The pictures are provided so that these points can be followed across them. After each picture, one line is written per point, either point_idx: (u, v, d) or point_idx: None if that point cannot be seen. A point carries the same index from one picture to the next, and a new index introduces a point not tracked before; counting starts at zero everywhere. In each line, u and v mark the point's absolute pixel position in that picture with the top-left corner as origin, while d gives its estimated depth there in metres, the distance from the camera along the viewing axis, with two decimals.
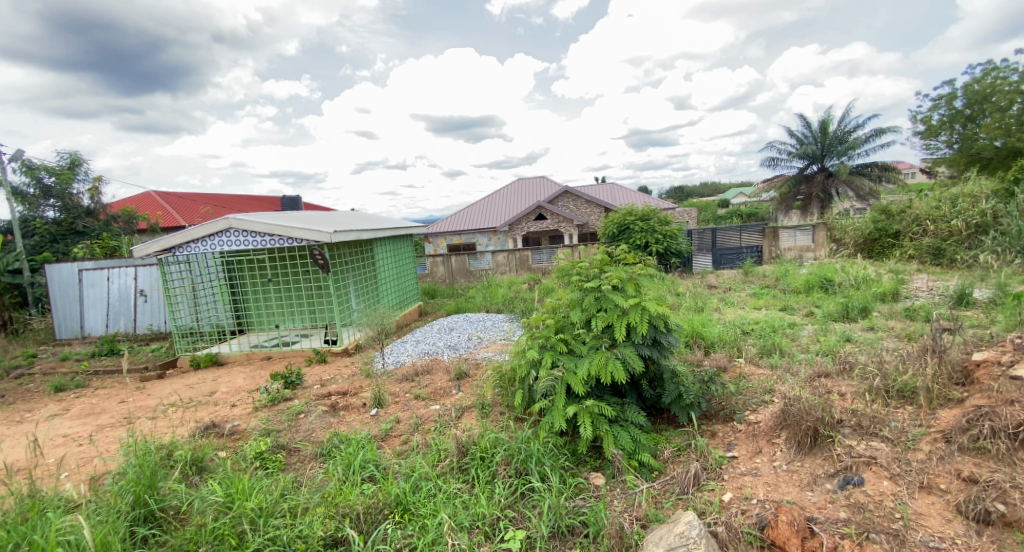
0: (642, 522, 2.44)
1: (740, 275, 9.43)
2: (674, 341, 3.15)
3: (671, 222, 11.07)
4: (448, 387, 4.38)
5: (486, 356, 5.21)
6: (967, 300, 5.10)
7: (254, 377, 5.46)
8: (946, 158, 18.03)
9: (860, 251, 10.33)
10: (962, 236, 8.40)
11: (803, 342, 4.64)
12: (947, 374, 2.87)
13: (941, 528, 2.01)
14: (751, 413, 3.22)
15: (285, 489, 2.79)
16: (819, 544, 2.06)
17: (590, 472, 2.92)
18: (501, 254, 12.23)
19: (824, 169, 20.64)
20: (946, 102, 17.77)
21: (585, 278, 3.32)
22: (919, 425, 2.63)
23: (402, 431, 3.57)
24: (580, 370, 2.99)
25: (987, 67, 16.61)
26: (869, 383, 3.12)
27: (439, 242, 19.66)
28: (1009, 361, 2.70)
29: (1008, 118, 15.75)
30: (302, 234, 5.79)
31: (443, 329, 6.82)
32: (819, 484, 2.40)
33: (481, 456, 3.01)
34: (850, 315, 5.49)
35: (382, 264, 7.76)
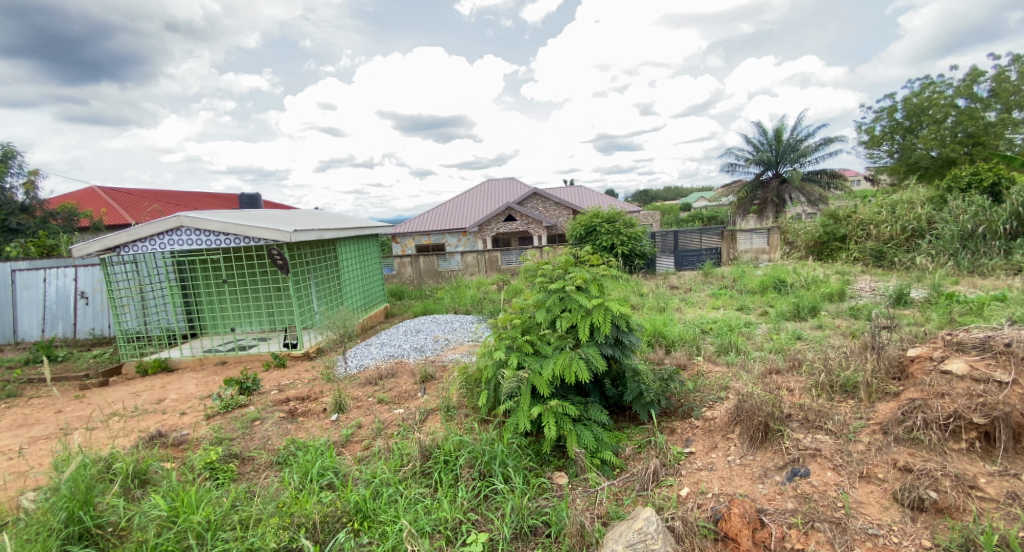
0: (603, 519, 2.46)
1: (702, 276, 9.76)
2: (636, 340, 3.21)
3: (635, 224, 11.32)
4: (413, 390, 4.31)
5: (453, 358, 5.16)
6: (905, 300, 5.43)
7: (207, 383, 5.22)
8: (887, 166, 19.21)
9: (811, 253, 10.85)
10: (900, 240, 8.96)
11: (758, 341, 4.81)
12: (885, 370, 3.05)
13: (879, 515, 2.12)
14: (709, 409, 3.31)
15: (237, 500, 2.67)
16: (768, 535, 2.14)
17: (554, 471, 2.93)
18: (469, 255, 12.17)
19: (779, 175, 21.57)
20: (888, 115, 18.95)
21: (551, 279, 3.33)
22: (860, 418, 2.78)
23: (363, 436, 3.48)
24: (545, 371, 3.00)
25: (925, 82, 17.77)
26: (815, 379, 3.27)
27: (407, 242, 19.39)
28: (940, 355, 2.88)
29: (943, 130, 16.95)
30: (258, 234, 5.57)
31: (408, 331, 6.72)
32: (769, 477, 2.50)
33: (445, 459, 2.97)
34: (801, 315, 5.75)
35: (346, 264, 7.56)
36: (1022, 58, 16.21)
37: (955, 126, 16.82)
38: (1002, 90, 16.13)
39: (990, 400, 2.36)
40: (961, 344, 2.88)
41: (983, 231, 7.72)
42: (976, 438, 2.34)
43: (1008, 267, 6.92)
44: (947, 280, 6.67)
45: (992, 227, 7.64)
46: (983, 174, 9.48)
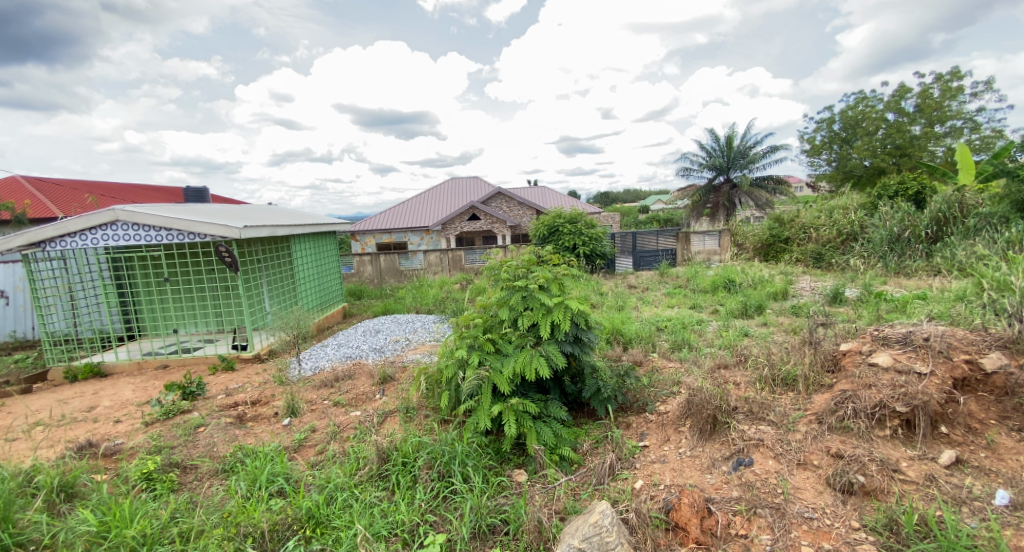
0: (561, 515, 2.49)
1: (658, 276, 10.06)
2: (595, 337, 3.29)
3: (596, 225, 11.54)
4: (372, 392, 4.22)
5: (413, 358, 5.07)
6: (840, 298, 5.81)
7: (146, 388, 4.91)
8: (825, 174, 20.47)
9: (757, 254, 11.41)
10: (837, 243, 9.60)
11: (709, 337, 5.02)
12: (820, 363, 3.25)
13: (814, 500, 2.26)
14: (662, 404, 3.43)
15: (177, 512, 2.53)
16: (715, 522, 2.23)
17: (514, 469, 2.95)
18: (432, 254, 12.03)
19: (730, 180, 22.55)
20: (827, 126, 20.19)
21: (513, 277, 3.34)
22: (798, 409, 2.95)
23: (317, 441, 3.37)
24: (506, 369, 3.01)
25: (859, 96, 19.03)
26: (759, 373, 3.44)
27: (367, 240, 18.97)
28: (868, 349, 3.10)
29: (874, 141, 18.23)
30: (204, 229, 5.29)
31: (367, 331, 6.56)
32: (716, 467, 2.61)
33: (403, 461, 2.93)
34: (748, 312, 6.04)
35: (301, 263, 7.30)
36: (942, 78, 17.68)
37: (885, 139, 18.15)
38: (926, 106, 17.51)
39: (911, 390, 2.56)
40: (887, 338, 3.11)
41: (908, 235, 8.36)
42: (898, 425, 2.53)
43: (928, 268, 7.53)
44: (876, 280, 7.20)
45: (915, 231, 8.29)
46: (908, 183, 10.25)
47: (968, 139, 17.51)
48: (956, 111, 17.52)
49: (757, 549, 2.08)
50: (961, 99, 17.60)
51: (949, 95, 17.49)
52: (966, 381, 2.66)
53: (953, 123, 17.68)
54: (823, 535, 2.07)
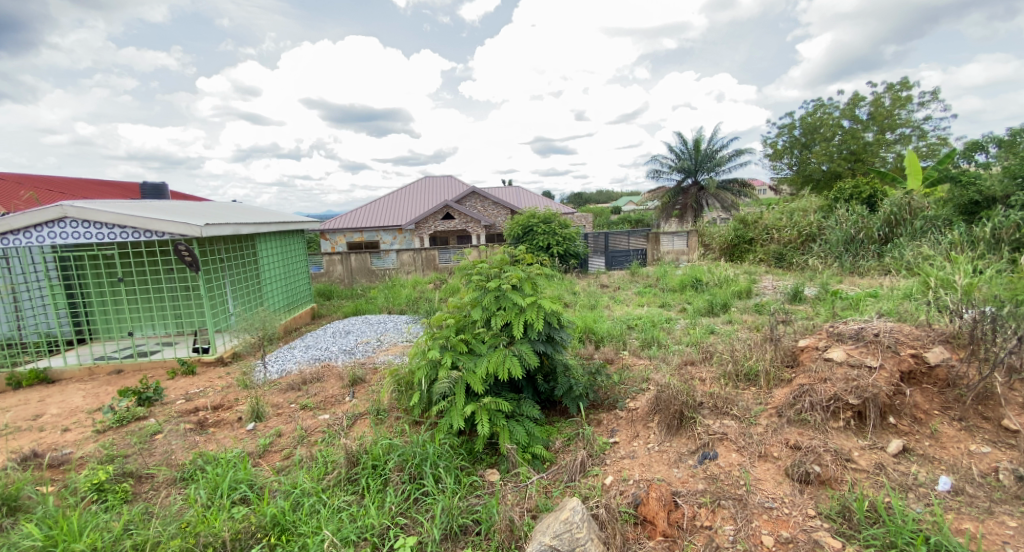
0: (533, 513, 2.51)
1: (629, 276, 10.20)
2: (567, 336, 3.33)
3: (569, 225, 11.64)
4: (341, 395, 4.13)
5: (385, 360, 5.00)
6: (800, 297, 6.04)
7: (97, 394, 4.67)
8: (786, 177, 21.26)
9: (723, 255, 11.74)
10: (797, 243, 10.01)
11: (677, 335, 5.14)
12: (780, 358, 3.39)
13: (774, 490, 2.35)
14: (632, 400, 3.49)
15: (131, 523, 2.42)
16: (682, 515, 2.30)
17: (486, 468, 2.94)
18: (405, 254, 11.90)
19: (697, 182, 23.14)
20: (788, 131, 20.97)
21: (486, 278, 3.34)
22: (760, 403, 3.06)
23: (284, 445, 3.29)
24: (479, 369, 3.00)
25: (818, 104, 19.84)
26: (724, 369, 3.56)
27: (338, 239, 18.61)
28: (824, 345, 3.25)
29: (831, 147, 19.06)
30: (162, 227, 5.07)
31: (337, 333, 6.42)
32: (683, 461, 2.69)
33: (373, 465, 2.89)
34: (714, 311, 6.21)
35: (268, 262, 7.09)
36: (893, 88, 18.63)
37: (841, 144, 18.98)
38: (878, 114, 18.40)
39: (863, 383, 2.69)
40: (841, 334, 3.26)
41: (862, 236, 8.80)
42: (851, 417, 2.66)
43: (880, 268, 7.92)
44: (834, 279, 7.53)
45: (868, 233, 8.72)
46: (862, 187, 10.75)
47: (916, 146, 18.51)
48: (905, 119, 18.50)
49: (721, 540, 2.14)
50: (909, 107, 18.58)
51: (899, 104, 18.43)
52: (913, 374, 2.81)
53: (903, 130, 18.64)
54: (782, 523, 2.16)
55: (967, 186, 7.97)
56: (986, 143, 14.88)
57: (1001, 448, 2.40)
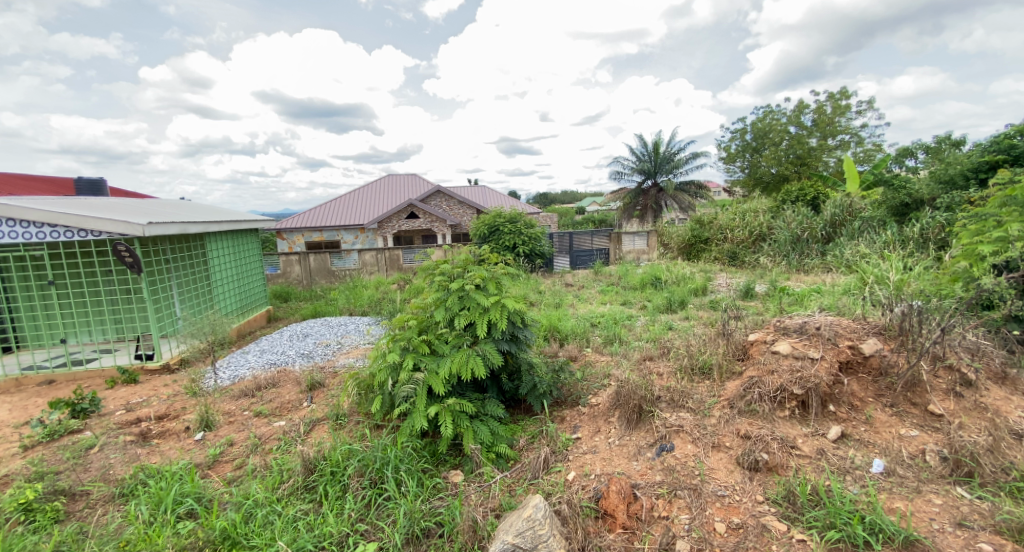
0: (496, 512, 2.51)
1: (592, 275, 10.29)
2: (531, 335, 3.35)
3: (534, 225, 11.71)
4: (299, 400, 4.00)
5: (345, 363, 4.87)
6: (751, 293, 6.33)
7: (25, 407, 4.34)
8: (739, 180, 22.16)
9: (681, 254, 12.12)
10: (748, 243, 10.48)
11: (637, 331, 5.28)
12: (731, 353, 3.53)
13: (726, 478, 2.45)
14: (594, 396, 3.56)
15: (61, 546, 2.28)
16: (640, 507, 2.36)
17: (450, 470, 2.92)
18: (367, 254, 11.66)
19: (657, 184, 23.79)
20: (740, 136, 21.87)
21: (449, 278, 3.32)
22: (713, 396, 3.18)
23: (236, 455, 3.15)
24: (442, 370, 2.98)
25: (767, 110, 20.78)
26: (680, 363, 3.69)
27: (296, 238, 18.05)
28: (771, 339, 3.41)
29: (780, 151, 20.02)
30: (100, 226, 4.77)
31: (295, 336, 6.21)
32: (642, 454, 2.76)
33: (332, 471, 2.81)
34: (672, 308, 6.41)
35: (219, 263, 6.78)
36: (833, 96, 19.77)
37: (788, 149, 19.98)
38: (821, 121, 19.47)
39: (805, 374, 2.85)
40: (787, 328, 3.42)
41: (807, 236, 9.30)
42: (796, 406, 2.81)
43: (823, 265, 8.39)
44: (782, 276, 7.92)
45: (812, 233, 9.23)
46: (807, 189, 11.34)
47: (855, 152, 19.71)
48: (844, 126, 19.68)
49: (677, 529, 2.22)
50: (848, 115, 19.78)
51: (839, 112, 19.58)
52: (850, 364, 2.99)
53: (843, 137, 19.82)
54: (733, 510, 2.26)
55: (898, 189, 8.59)
56: (915, 149, 16.04)
57: (927, 431, 2.60)
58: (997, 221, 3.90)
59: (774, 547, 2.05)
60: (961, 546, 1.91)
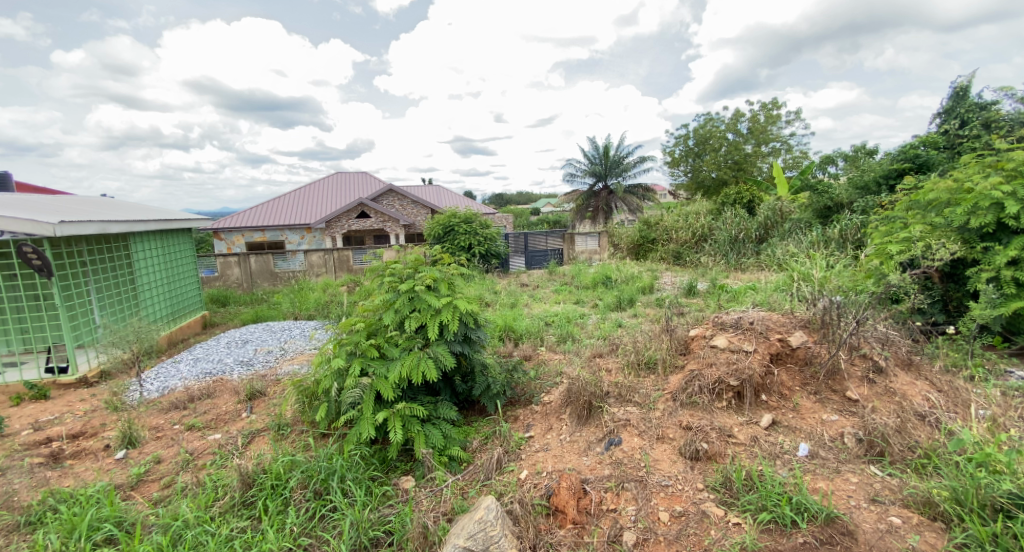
0: (448, 516, 2.48)
1: (546, 275, 10.39)
2: (484, 335, 3.34)
3: (490, 226, 11.71)
4: (236, 411, 3.79)
5: (289, 370, 4.66)
6: (694, 291, 6.64)
7: None
8: (683, 184, 23.16)
9: (630, 254, 12.51)
10: (691, 243, 10.97)
11: (589, 329, 5.40)
12: (674, 348, 3.69)
13: (669, 468, 2.55)
14: (547, 394, 3.60)
15: None
16: (590, 501, 2.42)
17: (400, 476, 2.86)
18: (314, 254, 11.24)
19: (607, 186, 24.45)
20: (683, 142, 22.85)
21: (400, 279, 3.26)
22: (658, 389, 3.31)
23: (163, 473, 2.95)
24: (391, 374, 2.91)
25: (707, 117, 21.85)
26: (628, 358, 3.81)
27: (235, 239, 17.14)
28: (710, 334, 3.58)
29: (719, 157, 21.08)
30: (4, 225, 4.32)
31: (233, 342, 5.88)
32: (592, 449, 2.83)
33: (272, 484, 2.68)
34: (622, 305, 6.61)
35: (145, 266, 6.29)
36: (766, 106, 21.08)
37: (727, 155, 21.14)
38: (755, 129, 20.71)
39: (740, 366, 3.02)
40: (723, 323, 3.61)
41: (743, 237, 9.88)
42: (732, 397, 2.97)
43: (757, 264, 8.92)
44: (722, 275, 8.36)
45: (748, 233, 9.82)
46: (743, 193, 12.03)
47: (785, 159, 21.11)
48: (776, 135, 21.03)
49: (624, 520, 2.29)
50: (779, 124, 21.16)
51: (771, 121, 20.89)
52: (780, 355, 3.19)
53: (774, 144, 21.19)
54: (676, 499, 2.35)
55: (822, 193, 9.30)
56: (835, 157, 17.41)
57: (845, 415, 2.82)
58: (903, 223, 4.32)
59: (712, 531, 2.15)
60: (875, 520, 2.08)
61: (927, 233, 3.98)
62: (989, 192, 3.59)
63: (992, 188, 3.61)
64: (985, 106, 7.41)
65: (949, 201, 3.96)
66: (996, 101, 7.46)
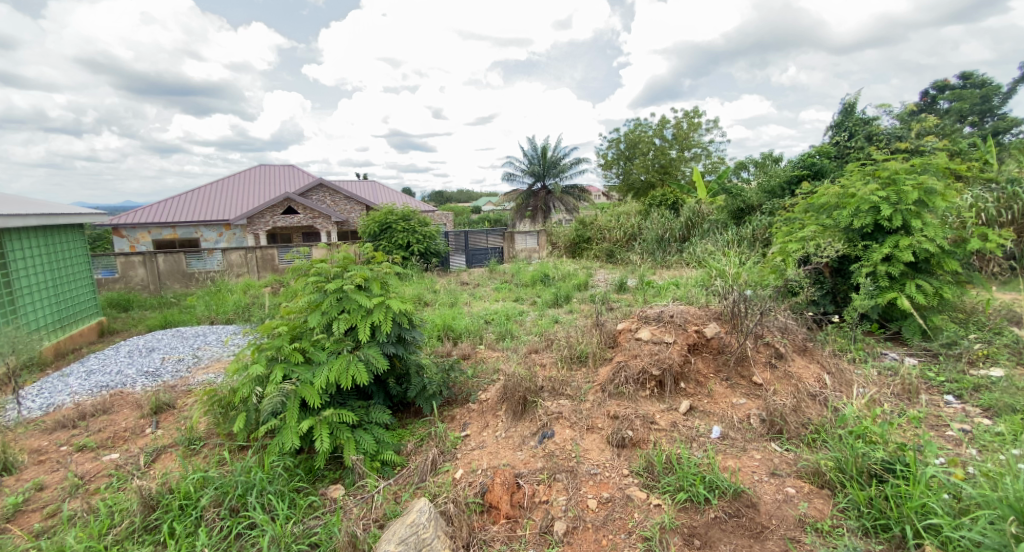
0: (379, 522, 2.42)
1: (487, 274, 10.33)
2: (418, 336, 3.28)
3: (428, 223, 11.52)
4: (139, 427, 3.46)
5: (202, 379, 4.31)
6: (624, 287, 6.96)
7: None
8: (615, 186, 24.12)
9: (567, 252, 12.83)
10: (622, 242, 11.46)
11: (527, 326, 5.48)
12: (603, 341, 3.85)
13: (598, 457, 2.66)
14: (483, 393, 3.62)
15: None
16: (523, 495, 2.47)
17: (328, 486, 2.75)
18: (233, 254, 10.49)
19: (545, 187, 24.92)
20: (615, 145, 23.79)
21: (327, 279, 3.13)
22: (589, 381, 3.43)
23: (47, 501, 2.63)
24: (318, 380, 2.78)
25: (636, 122, 22.90)
26: (562, 353, 3.92)
27: (140, 236, 15.67)
28: (635, 327, 3.77)
29: (646, 161, 22.19)
30: None
31: (136, 351, 5.34)
32: (526, 443, 2.88)
33: (181, 505, 2.48)
34: (558, 302, 6.77)
35: (25, 268, 5.55)
36: (689, 114, 22.46)
37: (654, 159, 22.30)
38: (678, 135, 21.99)
39: (662, 356, 3.21)
40: (647, 317, 3.82)
41: (668, 236, 10.48)
42: (654, 386, 3.15)
43: (681, 261, 9.51)
44: (649, 271, 8.82)
45: (672, 233, 10.43)
46: (669, 195, 12.74)
47: (705, 164, 22.60)
48: (697, 141, 22.47)
49: (555, 511, 2.35)
50: (699, 132, 22.63)
51: (693, 128, 22.28)
52: (696, 346, 3.42)
53: (695, 150, 22.64)
54: (603, 485, 2.46)
55: (736, 196, 10.09)
56: (747, 164, 18.93)
57: (751, 398, 3.08)
58: (801, 224, 4.79)
59: (635, 514, 2.27)
60: (774, 491, 2.30)
61: (819, 233, 4.44)
62: (868, 197, 4.07)
63: (870, 194, 4.09)
64: (869, 121, 8.38)
65: (837, 204, 4.43)
66: (876, 117, 8.45)
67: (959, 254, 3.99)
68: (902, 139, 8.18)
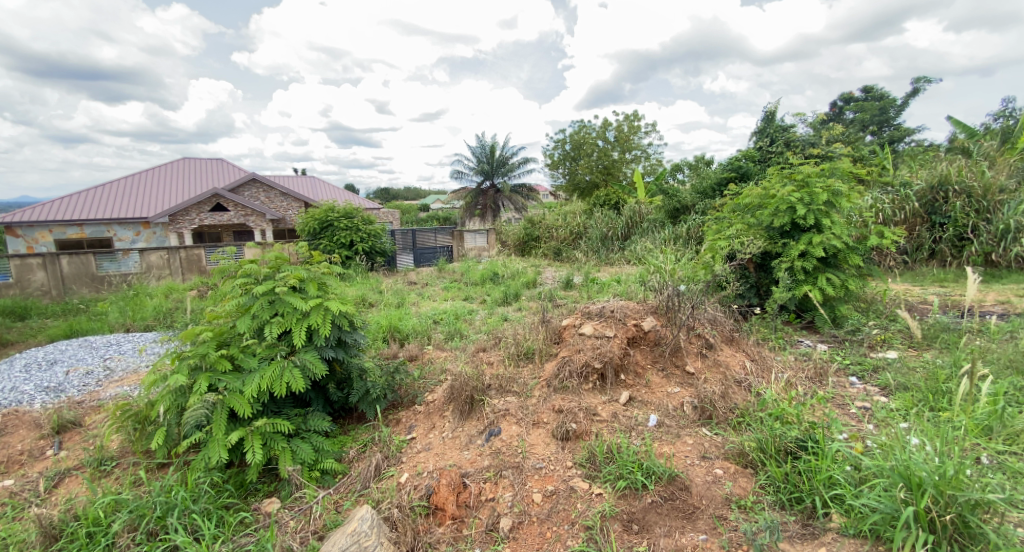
0: (318, 534, 2.32)
1: (435, 273, 10.20)
2: (360, 338, 3.19)
3: (373, 221, 11.19)
4: (39, 449, 3.12)
5: (116, 393, 3.95)
6: (571, 284, 7.11)
7: None
8: (562, 186, 24.60)
9: (516, 251, 12.92)
10: (569, 240, 11.69)
11: (476, 325, 5.47)
12: (549, 338, 3.91)
13: (543, 452, 2.70)
14: (429, 394, 3.57)
15: None
16: (469, 494, 2.47)
17: (262, 499, 2.61)
18: (153, 255, 9.67)
19: (493, 186, 24.98)
20: (561, 145, 24.24)
21: (257, 281, 2.96)
22: (534, 377, 3.48)
23: None
24: (248, 388, 2.63)
25: (580, 124, 23.44)
26: (509, 350, 3.95)
27: (40, 236, 14.09)
28: (579, 322, 3.87)
29: (590, 163, 22.78)
30: None
31: (34, 365, 4.80)
32: (473, 442, 2.87)
33: (89, 532, 2.26)
34: (508, 300, 6.80)
35: None
36: (630, 117, 23.27)
37: (597, 160, 22.93)
38: (620, 137, 22.71)
39: (602, 350, 3.33)
40: (590, 312, 3.92)
41: (612, 235, 10.81)
42: (597, 379, 3.26)
43: (623, 258, 9.87)
44: (594, 269, 9.07)
45: (615, 232, 10.78)
46: (612, 195, 13.15)
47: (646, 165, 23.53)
48: (638, 144, 23.34)
49: (501, 508, 2.37)
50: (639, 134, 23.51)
51: (633, 131, 23.11)
52: (635, 339, 3.57)
53: (636, 152, 23.51)
54: (547, 479, 2.50)
55: (674, 196, 10.58)
56: (683, 166, 19.92)
57: (685, 386, 3.25)
58: (729, 223, 5.11)
59: (578, 505, 2.33)
60: (704, 473, 2.45)
61: (744, 231, 4.78)
62: (786, 198, 4.41)
63: (788, 195, 4.43)
64: (788, 129, 9.10)
65: (759, 204, 4.77)
66: (794, 125, 9.20)
67: (862, 250, 4.41)
68: (817, 145, 8.92)
